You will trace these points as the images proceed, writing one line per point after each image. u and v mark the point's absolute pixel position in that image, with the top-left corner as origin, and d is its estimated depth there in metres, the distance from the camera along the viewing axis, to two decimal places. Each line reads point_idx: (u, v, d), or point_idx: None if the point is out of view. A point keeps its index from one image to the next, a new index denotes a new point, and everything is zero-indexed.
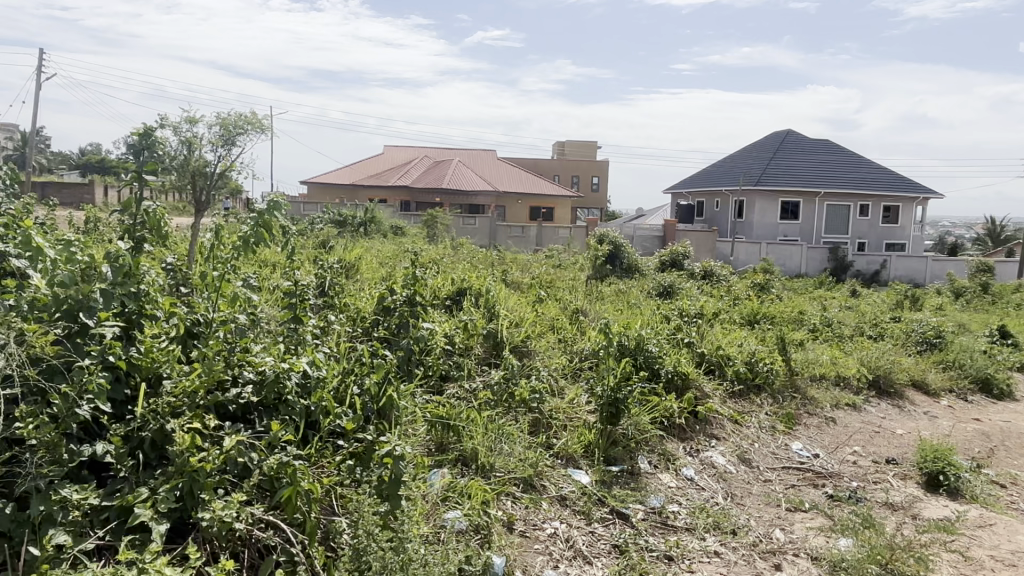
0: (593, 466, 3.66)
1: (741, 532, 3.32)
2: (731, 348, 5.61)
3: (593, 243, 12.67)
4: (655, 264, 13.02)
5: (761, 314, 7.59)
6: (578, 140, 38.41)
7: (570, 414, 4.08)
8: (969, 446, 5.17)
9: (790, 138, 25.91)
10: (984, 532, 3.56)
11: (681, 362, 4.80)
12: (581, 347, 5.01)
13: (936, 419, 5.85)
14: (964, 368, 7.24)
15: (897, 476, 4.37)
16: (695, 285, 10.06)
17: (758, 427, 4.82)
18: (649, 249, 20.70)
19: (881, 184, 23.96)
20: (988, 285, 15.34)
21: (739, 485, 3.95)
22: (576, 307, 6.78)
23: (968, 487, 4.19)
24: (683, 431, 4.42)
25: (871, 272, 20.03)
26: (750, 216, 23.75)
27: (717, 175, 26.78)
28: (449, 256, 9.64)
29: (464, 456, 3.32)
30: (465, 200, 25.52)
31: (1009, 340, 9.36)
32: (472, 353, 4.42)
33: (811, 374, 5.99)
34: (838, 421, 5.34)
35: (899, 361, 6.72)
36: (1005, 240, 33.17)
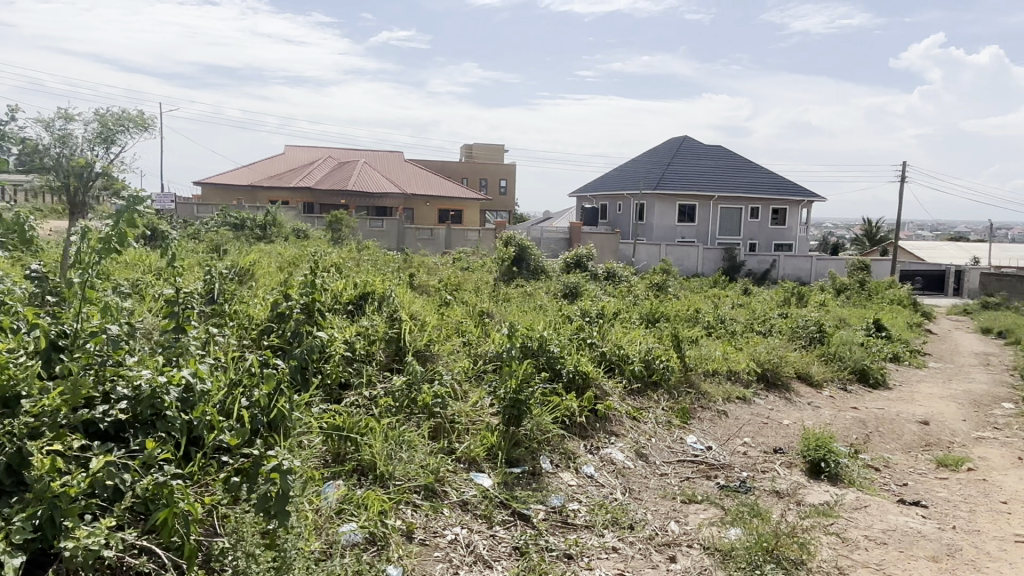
0: (496, 469, 3.65)
1: (638, 527, 3.40)
2: (629, 347, 5.77)
3: (500, 245, 12.73)
4: (560, 265, 13.24)
5: (659, 313, 7.85)
6: (485, 144, 38.58)
7: (473, 417, 4.05)
8: (848, 433, 5.54)
9: (687, 144, 27.06)
10: (859, 514, 3.81)
11: (581, 362, 4.89)
12: (485, 350, 4.99)
13: (819, 409, 6.24)
14: (844, 360, 7.73)
15: (783, 464, 4.62)
16: (598, 285, 10.30)
17: (655, 422, 4.98)
18: (556, 251, 21.18)
19: (770, 188, 25.40)
20: (864, 283, 16.53)
21: (637, 480, 4.05)
22: (481, 309, 6.77)
23: (846, 473, 4.48)
24: (584, 429, 4.49)
25: (762, 271, 21.14)
26: (651, 218, 24.60)
27: (620, 179, 27.56)
28: (352, 259, 9.42)
29: (361, 465, 3.23)
30: (370, 202, 25.05)
31: (883, 333, 10.12)
32: (373, 359, 4.33)
33: (704, 369, 6.25)
34: (729, 413, 5.59)
35: (785, 355, 7.11)
36: (880, 241, 35.94)
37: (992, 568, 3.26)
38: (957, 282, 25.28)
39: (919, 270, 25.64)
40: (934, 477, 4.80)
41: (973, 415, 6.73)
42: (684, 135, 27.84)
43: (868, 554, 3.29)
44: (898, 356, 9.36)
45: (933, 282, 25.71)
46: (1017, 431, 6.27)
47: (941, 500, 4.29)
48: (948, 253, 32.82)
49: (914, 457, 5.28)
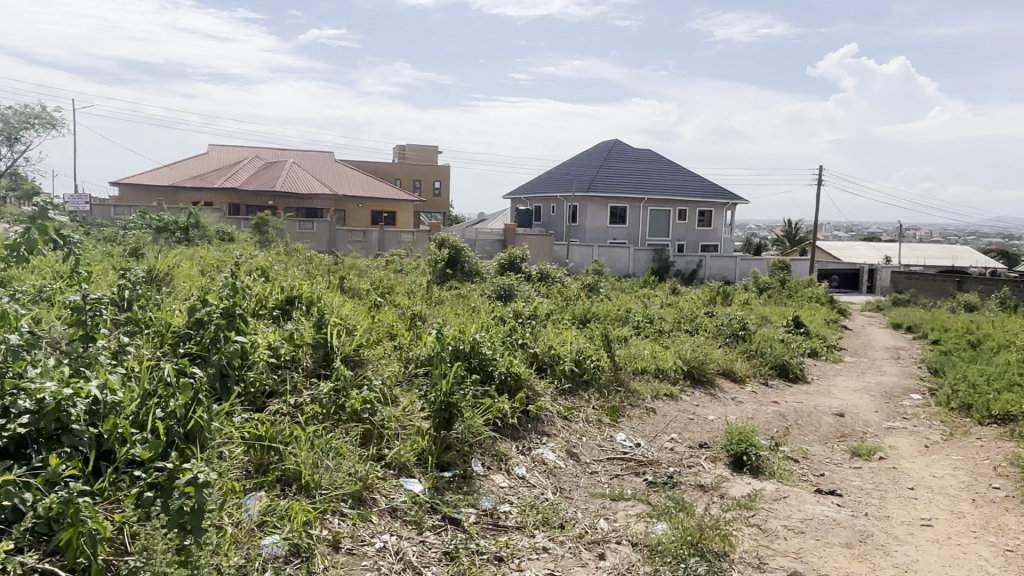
0: (427, 474, 3.61)
1: (568, 526, 3.44)
2: (561, 348, 5.83)
3: (434, 247, 12.63)
4: (494, 267, 13.25)
5: (591, 313, 7.96)
6: (418, 145, 38.31)
7: (403, 422, 4.00)
8: (769, 426, 5.76)
9: (617, 148, 27.59)
10: (779, 505, 3.96)
11: (512, 363, 4.90)
12: (416, 353, 4.92)
13: (742, 403, 6.46)
14: (765, 355, 8.03)
15: (708, 459, 4.76)
16: (531, 287, 10.36)
17: (585, 421, 5.04)
18: (490, 252, 21.24)
19: (696, 191, 26.19)
20: (785, 282, 17.22)
21: (568, 479, 4.10)
22: (414, 311, 6.70)
23: (767, 465, 4.64)
24: (516, 430, 4.50)
25: (689, 271, 21.76)
26: (583, 220, 24.94)
27: (553, 181, 27.85)
28: (281, 263, 9.16)
29: (286, 475, 3.15)
30: (300, 203, 24.45)
31: (802, 329, 10.56)
32: (299, 364, 4.22)
33: (633, 367, 6.38)
34: (657, 411, 5.71)
35: (711, 353, 7.34)
36: (800, 241, 37.57)
37: (900, 551, 3.45)
38: (870, 280, 26.68)
39: (836, 270, 26.93)
40: (848, 467, 5.04)
41: (884, 406, 7.11)
42: (615, 139, 28.38)
43: (787, 543, 3.42)
44: (816, 351, 9.80)
45: (848, 280, 27.05)
46: (923, 420, 6.66)
47: (855, 488, 4.51)
48: (862, 253, 34.62)
49: (830, 448, 5.53)
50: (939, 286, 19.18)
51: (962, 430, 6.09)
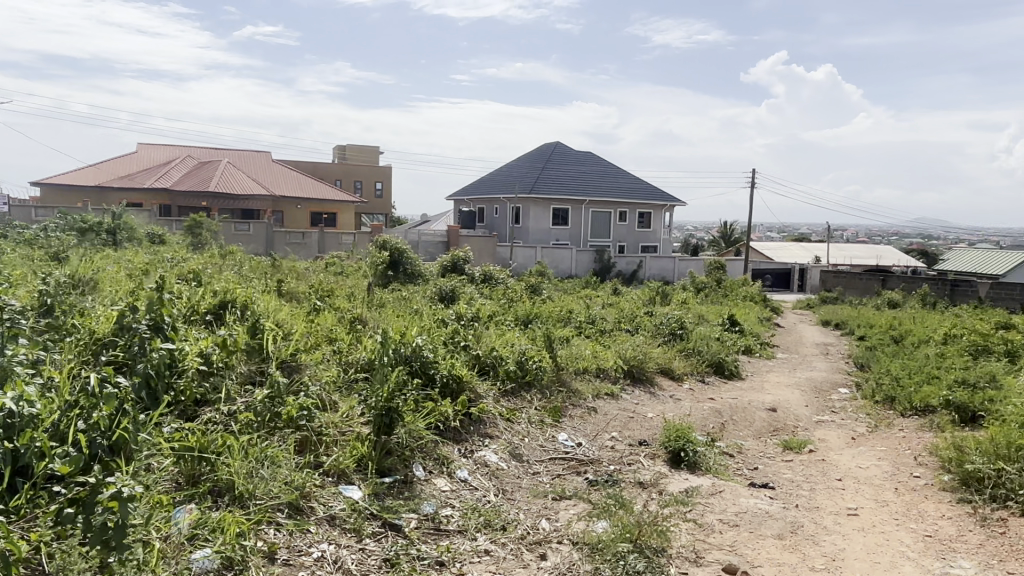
0: (367, 480, 3.56)
1: (510, 527, 3.44)
2: (503, 349, 5.84)
3: (375, 249, 12.47)
4: (437, 269, 13.17)
5: (532, 314, 8.00)
6: (359, 146, 37.78)
7: (343, 428, 3.93)
8: (705, 422, 5.91)
9: (559, 150, 27.84)
10: (715, 499, 4.07)
11: (455, 366, 4.88)
12: (356, 356, 4.83)
13: (680, 401, 6.61)
14: (702, 354, 8.24)
15: (647, 456, 4.85)
16: (474, 289, 10.34)
17: (528, 422, 5.06)
18: (433, 254, 21.14)
19: (635, 193, 26.70)
20: (721, 281, 17.72)
21: (510, 480, 4.11)
22: (354, 315, 6.59)
23: (703, 460, 4.76)
24: (458, 433, 4.48)
25: (630, 271, 22.14)
26: (526, 222, 25.04)
27: (496, 182, 27.90)
28: (215, 266, 8.89)
29: (218, 486, 3.06)
30: (235, 204, 23.74)
31: (737, 328, 10.88)
32: (233, 371, 4.09)
33: (574, 367, 6.45)
34: (598, 410, 5.78)
35: (649, 352, 7.48)
36: (735, 241, 38.75)
37: (828, 540, 3.59)
38: (801, 279, 27.71)
39: (768, 270, 27.87)
40: (781, 460, 5.23)
41: (814, 401, 7.39)
42: (556, 142, 28.63)
43: (722, 537, 3.52)
44: (750, 349, 10.11)
45: (780, 279, 28.03)
46: (850, 413, 6.96)
47: (786, 481, 4.67)
48: (793, 253, 35.95)
49: (764, 443, 5.72)
50: (864, 284, 20.06)
51: (886, 422, 6.38)
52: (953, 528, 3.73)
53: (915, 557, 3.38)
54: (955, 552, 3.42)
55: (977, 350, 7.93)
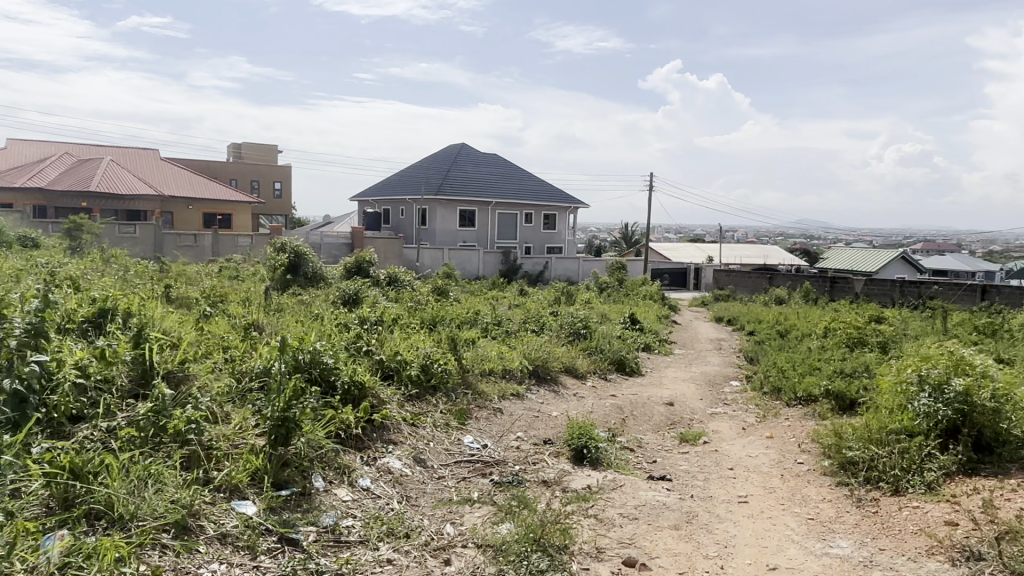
0: (262, 494, 3.41)
1: (414, 534, 3.40)
2: (407, 352, 5.75)
3: (274, 252, 12.01)
4: (339, 272, 12.84)
5: (438, 315, 7.93)
6: (255, 144, 36.40)
7: (236, 441, 3.75)
8: (607, 419, 6.07)
9: (464, 151, 27.82)
10: (616, 494, 4.18)
11: (356, 371, 4.75)
12: (250, 365, 4.61)
13: (583, 399, 6.75)
14: (604, 352, 8.44)
15: (551, 454, 4.92)
16: (379, 291, 10.17)
17: (433, 426, 5.01)
18: (336, 257, 20.33)
19: (540, 195, 27.10)
20: (622, 282, 18.26)
21: (414, 486, 4.05)
22: (249, 321, 6.31)
23: (604, 457, 4.88)
24: (360, 441, 4.36)
25: (535, 272, 22.43)
26: (432, 224, 24.84)
27: (400, 183, 27.54)
28: (96, 271, 8.28)
29: (94, 509, 2.85)
30: (119, 204, 22.24)
31: (637, 326, 11.24)
32: (113, 385, 3.81)
33: (480, 369, 6.44)
34: (503, 411, 5.81)
35: (554, 351, 7.60)
36: (636, 242, 40.16)
37: (721, 528, 3.75)
38: (696, 278, 29.03)
39: (666, 270, 28.99)
40: (678, 452, 5.44)
41: (708, 394, 7.73)
42: (462, 143, 28.62)
43: (622, 530, 3.62)
44: (649, 346, 10.48)
45: (678, 279, 29.20)
46: (741, 404, 7.34)
47: (683, 472, 4.87)
48: (689, 253, 37.62)
49: (662, 436, 5.94)
50: (753, 282, 21.21)
51: (773, 412, 6.77)
52: (833, 510, 4.00)
53: (799, 540, 3.59)
54: (834, 532, 3.67)
55: (853, 342, 8.56)
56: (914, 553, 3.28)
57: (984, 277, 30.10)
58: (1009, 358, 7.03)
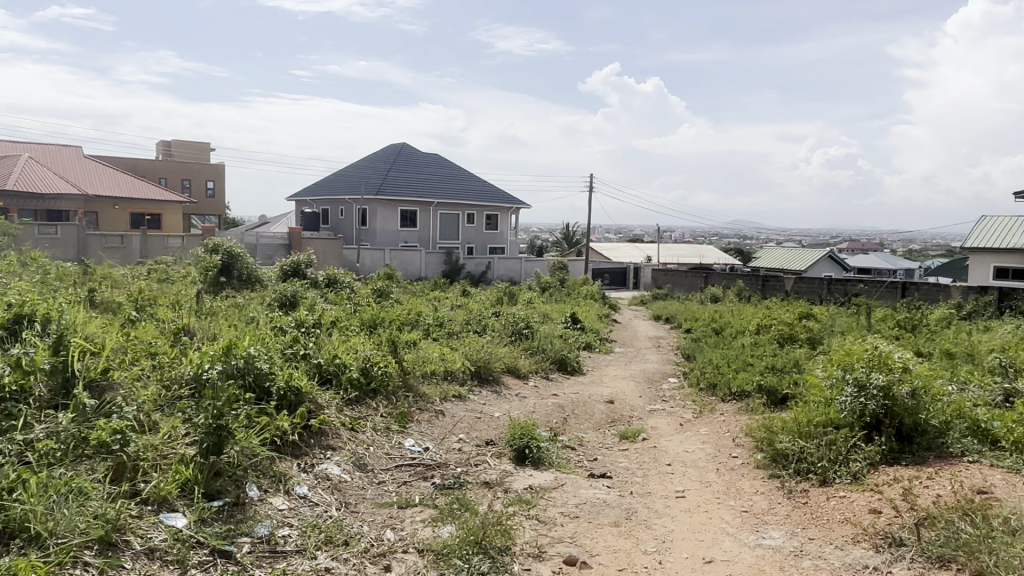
0: (193, 505, 3.29)
1: (353, 541, 3.33)
2: (346, 355, 5.64)
3: (206, 254, 11.60)
4: (276, 275, 12.51)
5: (378, 317, 7.82)
6: (185, 142, 35.15)
7: (164, 451, 3.60)
8: (549, 418, 6.10)
9: (405, 151, 27.53)
10: (557, 493, 4.21)
11: (293, 376, 4.63)
12: (180, 372, 4.43)
13: (525, 399, 6.77)
14: (546, 351, 8.49)
15: (493, 455, 4.91)
16: (317, 293, 9.95)
17: (373, 430, 4.93)
18: (273, 258, 19.70)
19: (482, 196, 27.10)
20: (564, 282, 18.42)
21: (353, 493, 3.97)
22: (179, 326, 6.07)
23: (546, 456, 4.91)
24: (297, 447, 4.25)
25: (478, 272, 22.38)
26: (372, 224, 24.48)
27: (340, 183, 27.05)
28: (11, 275, 7.81)
29: (9, 527, 2.69)
30: (39, 203, 21.09)
31: (579, 326, 11.34)
32: (30, 396, 3.61)
33: (422, 371, 6.38)
34: (445, 413, 5.78)
35: (496, 352, 7.59)
36: (576, 242, 40.62)
37: (659, 523, 3.83)
38: (636, 278, 29.57)
39: (607, 269, 29.42)
40: (618, 450, 5.52)
41: (647, 391, 7.87)
42: (403, 143, 28.35)
43: (563, 530, 3.64)
44: (590, 344, 10.61)
45: (618, 278, 29.66)
46: (679, 401, 7.50)
47: (623, 469, 4.94)
48: (628, 253, 38.29)
49: (602, 434, 6.01)
50: (690, 281, 21.72)
51: (709, 408, 6.95)
52: (765, 502, 4.13)
53: (734, 533, 3.69)
54: (767, 524, 3.79)
55: (785, 338, 8.87)
56: (841, 541, 3.41)
57: (904, 275, 31.66)
58: (926, 351, 7.43)
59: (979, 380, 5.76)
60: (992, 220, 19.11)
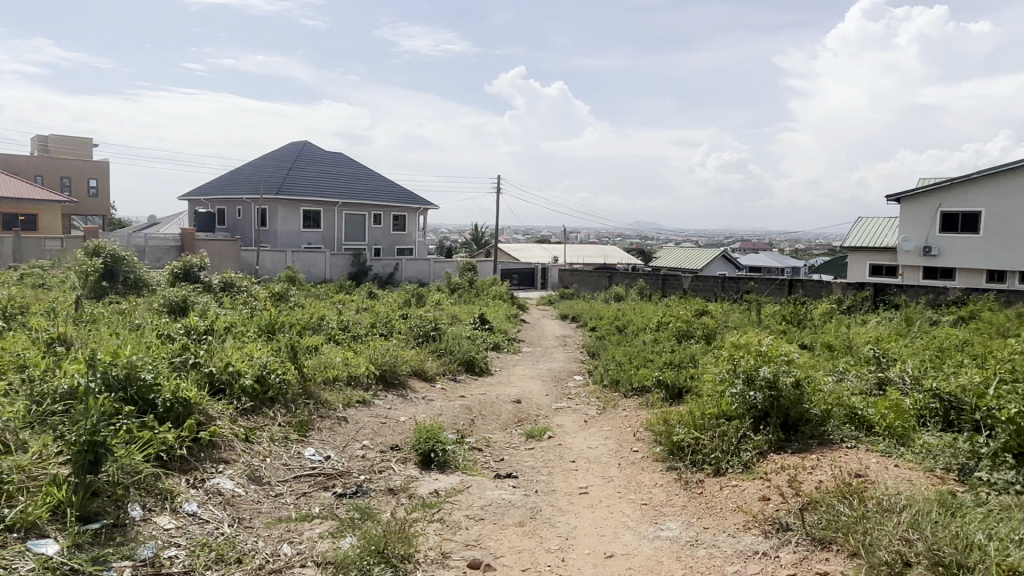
0: (65, 530, 3.03)
1: (247, 559, 3.18)
2: (241, 363, 5.39)
3: (86, 257, 10.78)
4: (166, 279, 11.80)
5: (277, 322, 7.50)
6: (64, 138, 32.70)
7: (33, 472, 3.31)
8: (456, 421, 6.06)
9: (307, 149, 26.68)
10: (462, 496, 4.17)
11: (180, 387, 4.37)
12: (52, 386, 4.08)
13: (432, 402, 6.69)
14: (453, 352, 8.44)
15: (398, 461, 4.82)
16: (211, 298, 9.44)
17: (270, 440, 4.73)
18: (162, 260, 18.82)
19: (388, 196, 26.69)
20: (473, 283, 18.38)
21: (247, 508, 3.78)
22: (53, 335, 5.59)
23: (451, 459, 4.87)
24: (186, 462, 4.01)
25: (386, 274, 22.01)
26: (273, 224, 23.55)
27: (237, 182, 25.87)
28: None
29: None
30: None
31: (487, 326, 11.36)
32: None
33: (323, 378, 6.17)
34: (348, 419, 5.62)
35: (402, 355, 7.46)
36: (485, 244, 40.81)
37: (563, 521, 3.87)
38: (543, 278, 29.99)
39: (515, 269, 29.67)
40: (524, 449, 5.55)
41: (552, 390, 7.98)
42: (305, 141, 27.45)
43: (468, 532, 3.62)
44: (499, 345, 10.64)
45: (526, 278, 30.00)
46: (583, 398, 7.65)
47: (527, 468, 4.97)
48: (535, 253, 38.77)
49: (509, 434, 6.04)
50: (595, 280, 22.25)
51: (612, 404, 7.12)
52: (664, 494, 4.26)
53: (634, 526, 3.78)
54: (665, 515, 3.91)
55: (682, 335, 9.22)
56: (733, 529, 3.57)
57: (791, 272, 33.79)
58: (809, 343, 7.94)
59: (855, 369, 6.20)
60: (868, 221, 20.67)
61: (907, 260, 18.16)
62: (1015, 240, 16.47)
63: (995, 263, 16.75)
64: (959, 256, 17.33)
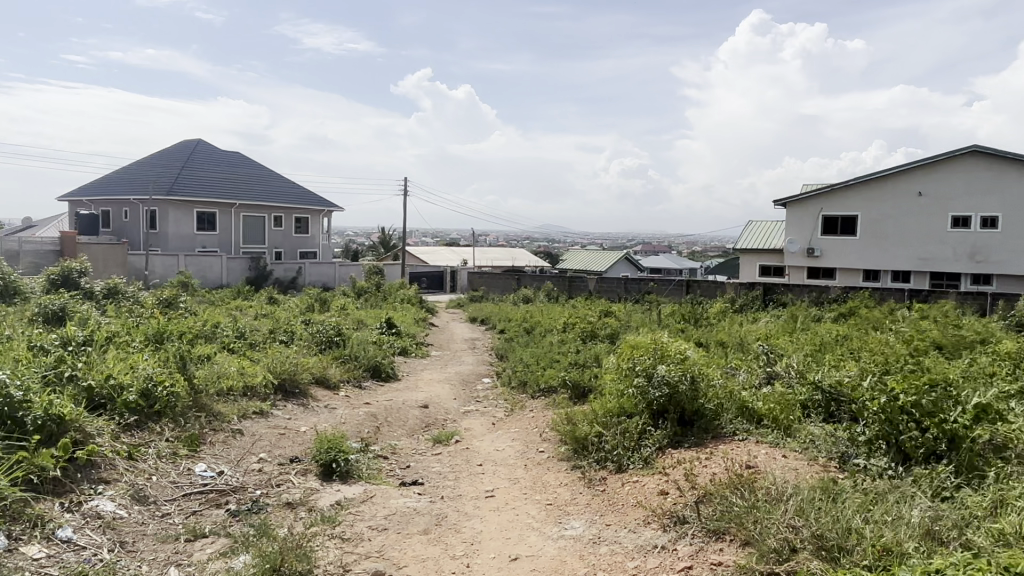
0: None
1: None
2: (123, 375, 5.04)
3: None
4: (42, 287, 10.88)
5: (166, 330, 7.06)
6: None
7: None
8: (359, 429, 5.90)
9: (200, 148, 25.40)
10: (365, 506, 4.07)
11: (53, 403, 4.01)
12: None
13: (334, 410, 6.49)
14: (358, 358, 8.23)
15: (297, 473, 4.64)
16: (92, 306, 8.78)
17: (156, 457, 4.45)
18: (39, 267, 17.44)
19: (288, 198, 25.83)
20: (380, 286, 18.06)
21: (131, 530, 3.53)
22: None
23: (354, 469, 4.73)
24: (59, 484, 3.70)
25: (288, 278, 21.26)
26: (164, 227, 22.25)
27: (124, 182, 24.27)
28: None
29: None
30: None
31: (394, 330, 11.18)
32: None
33: (216, 389, 5.87)
34: (244, 431, 5.38)
35: (303, 362, 7.21)
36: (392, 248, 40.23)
37: (468, 525, 3.85)
38: (452, 281, 29.88)
39: (423, 272, 29.39)
40: (430, 455, 5.49)
41: (461, 393, 7.93)
42: (198, 140, 26.10)
43: (370, 544, 3.53)
44: (406, 350, 10.48)
45: (435, 282, 29.78)
46: (491, 400, 7.66)
47: (433, 474, 4.92)
48: (444, 256, 38.57)
49: (415, 440, 5.95)
50: (504, 282, 22.37)
51: (519, 405, 7.16)
52: (568, 494, 4.32)
53: (538, 527, 3.81)
54: (569, 514, 3.96)
55: (588, 335, 9.42)
56: (634, 524, 3.66)
57: (689, 273, 35.20)
58: (705, 341, 8.29)
59: (746, 365, 6.52)
60: (758, 224, 21.87)
61: (793, 261, 19.23)
62: (887, 242, 17.90)
63: (871, 263, 18.12)
64: (839, 257, 18.62)
